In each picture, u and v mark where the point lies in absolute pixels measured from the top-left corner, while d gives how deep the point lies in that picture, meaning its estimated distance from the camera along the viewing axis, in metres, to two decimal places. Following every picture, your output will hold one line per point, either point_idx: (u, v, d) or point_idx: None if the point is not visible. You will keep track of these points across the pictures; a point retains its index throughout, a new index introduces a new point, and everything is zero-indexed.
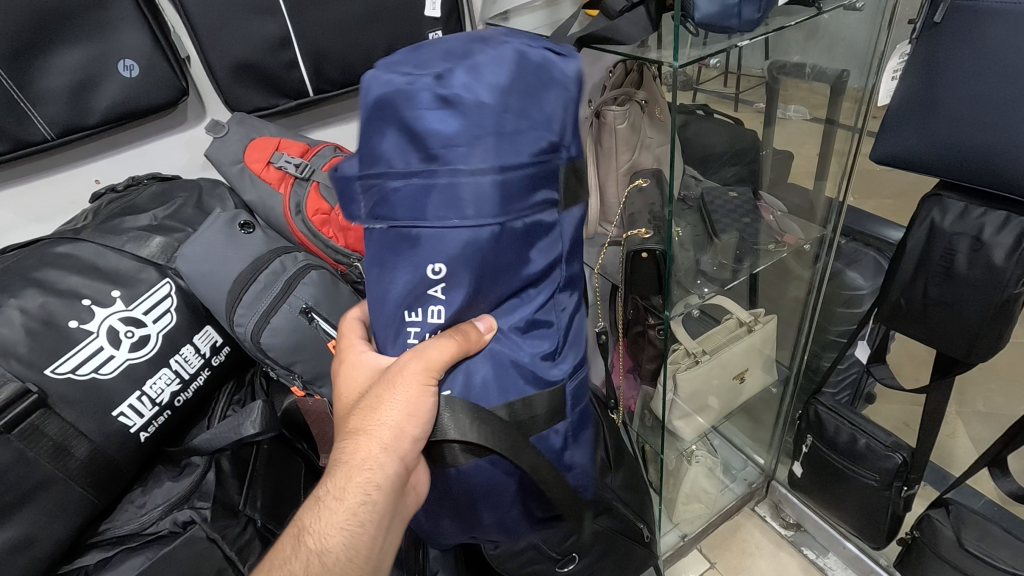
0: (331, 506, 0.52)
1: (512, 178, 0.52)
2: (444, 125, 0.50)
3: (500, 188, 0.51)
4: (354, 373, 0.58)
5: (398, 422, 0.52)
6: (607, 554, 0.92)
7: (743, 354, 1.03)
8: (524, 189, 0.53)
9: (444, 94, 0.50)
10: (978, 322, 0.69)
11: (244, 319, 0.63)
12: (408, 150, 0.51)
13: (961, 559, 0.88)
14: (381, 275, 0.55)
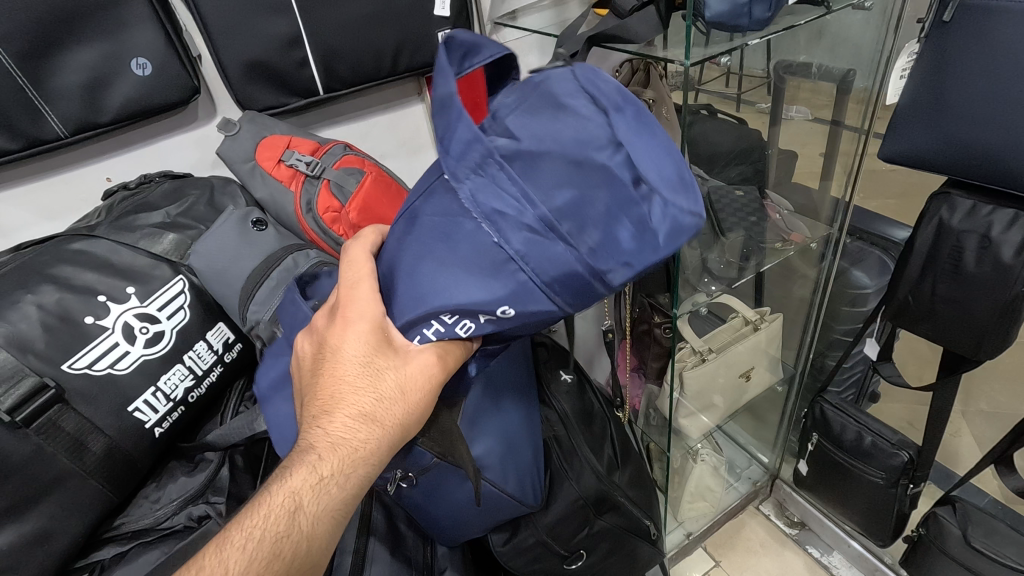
0: (328, 495, 0.48)
1: (573, 289, 0.46)
2: (606, 238, 0.44)
3: (591, 299, 0.47)
4: (351, 337, 0.50)
5: (410, 421, 0.50)
6: (614, 551, 0.92)
7: (749, 352, 1.04)
8: (576, 298, 0.47)
9: (635, 220, 0.44)
10: (986, 320, 0.70)
11: (257, 315, 0.64)
12: (561, 198, 0.44)
13: (968, 556, 0.88)
14: (445, 268, 0.47)
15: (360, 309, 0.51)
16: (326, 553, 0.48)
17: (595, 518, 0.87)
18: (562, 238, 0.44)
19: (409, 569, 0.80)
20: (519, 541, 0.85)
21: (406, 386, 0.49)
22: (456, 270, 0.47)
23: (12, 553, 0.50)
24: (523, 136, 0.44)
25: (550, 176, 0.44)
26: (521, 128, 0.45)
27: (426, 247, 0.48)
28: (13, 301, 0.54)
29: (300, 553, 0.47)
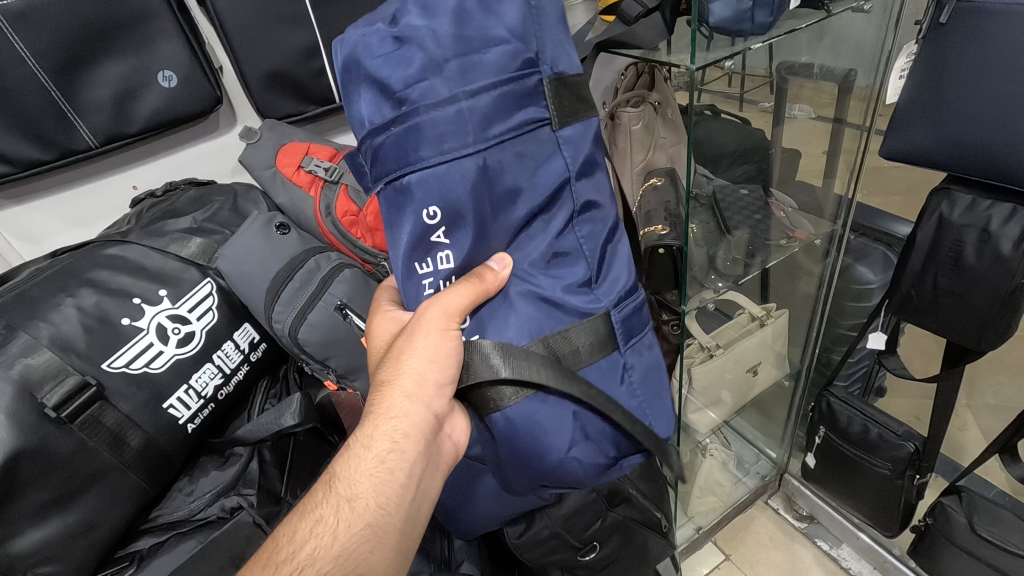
0: (361, 453, 0.54)
1: (428, 126, 0.51)
2: (407, 71, 0.50)
3: (473, 112, 0.51)
4: (380, 326, 0.61)
5: (424, 372, 0.55)
6: (628, 543, 0.94)
7: (756, 348, 1.05)
8: (440, 129, 0.51)
9: (399, 36, 0.50)
10: (987, 312, 0.72)
11: (282, 316, 0.66)
12: (372, 97, 0.52)
13: (974, 544, 0.90)
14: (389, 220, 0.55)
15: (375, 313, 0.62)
16: (375, 513, 0.52)
17: (608, 510, 0.89)
18: (412, 107, 0.51)
19: (427, 564, 0.82)
20: (534, 532, 0.88)
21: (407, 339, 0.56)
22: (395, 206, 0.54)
23: (59, 543, 0.53)
24: None
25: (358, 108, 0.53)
26: None
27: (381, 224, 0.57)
28: (55, 303, 0.57)
29: (342, 513, 0.52)
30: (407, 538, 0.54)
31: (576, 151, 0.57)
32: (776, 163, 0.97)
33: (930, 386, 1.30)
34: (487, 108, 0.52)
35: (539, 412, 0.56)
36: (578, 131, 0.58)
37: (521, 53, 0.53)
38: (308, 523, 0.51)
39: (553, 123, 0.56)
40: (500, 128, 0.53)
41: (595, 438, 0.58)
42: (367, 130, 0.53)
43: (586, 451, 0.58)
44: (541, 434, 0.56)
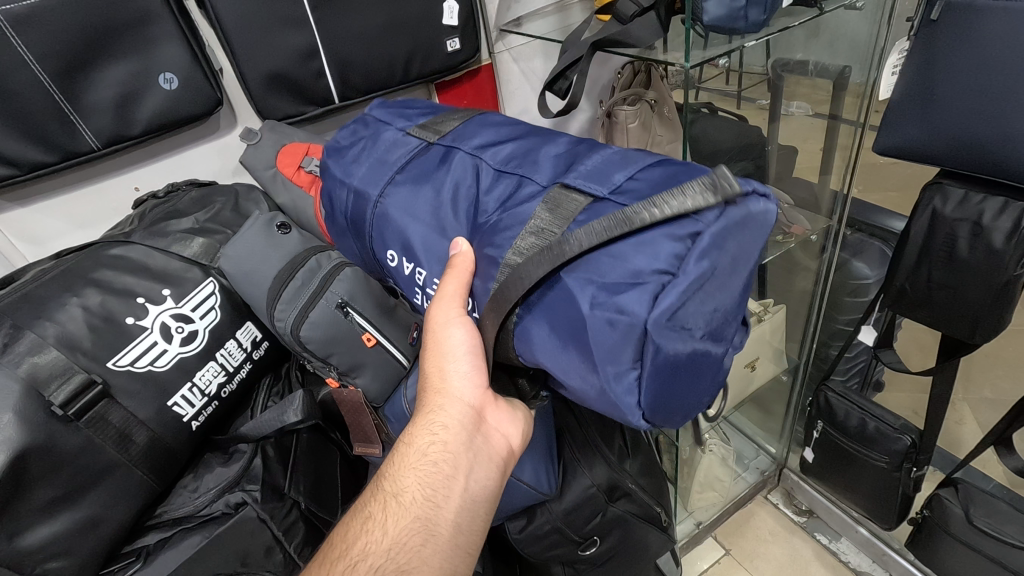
0: (405, 450, 0.55)
1: (360, 207, 0.63)
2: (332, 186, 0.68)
3: (373, 175, 0.63)
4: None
5: (445, 361, 0.55)
6: (628, 537, 0.95)
7: (754, 343, 1.07)
8: (365, 206, 0.62)
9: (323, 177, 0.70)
10: (981, 304, 0.73)
11: (285, 314, 0.67)
12: (344, 236, 0.69)
13: (970, 535, 0.91)
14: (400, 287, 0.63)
15: None
16: (422, 505, 0.52)
17: (608, 505, 0.90)
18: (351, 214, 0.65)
19: None
20: (535, 527, 0.89)
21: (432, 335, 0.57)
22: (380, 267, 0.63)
23: (67, 538, 0.54)
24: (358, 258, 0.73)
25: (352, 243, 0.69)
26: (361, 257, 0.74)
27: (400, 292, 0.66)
28: (60, 303, 0.58)
29: (391, 508, 0.52)
30: (461, 531, 0.53)
31: (468, 135, 0.61)
32: (772, 160, 0.98)
33: (925, 380, 1.31)
34: (382, 164, 0.63)
35: (533, 308, 0.49)
36: (462, 129, 0.62)
37: (388, 130, 0.67)
38: (357, 518, 0.53)
39: (430, 138, 0.62)
40: (388, 168, 0.62)
41: (618, 276, 0.44)
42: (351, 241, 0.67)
43: (623, 291, 0.43)
44: (554, 323, 0.47)
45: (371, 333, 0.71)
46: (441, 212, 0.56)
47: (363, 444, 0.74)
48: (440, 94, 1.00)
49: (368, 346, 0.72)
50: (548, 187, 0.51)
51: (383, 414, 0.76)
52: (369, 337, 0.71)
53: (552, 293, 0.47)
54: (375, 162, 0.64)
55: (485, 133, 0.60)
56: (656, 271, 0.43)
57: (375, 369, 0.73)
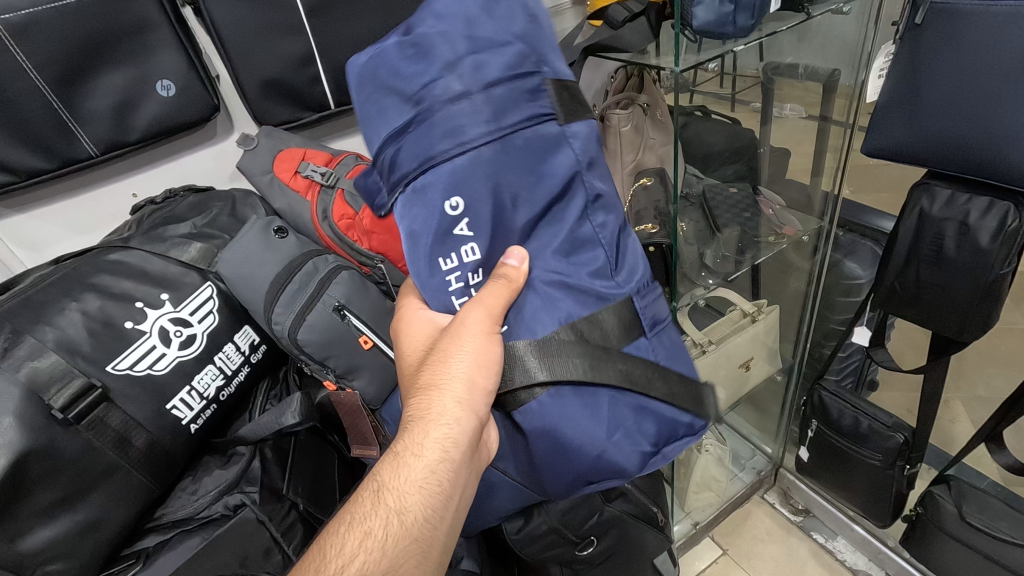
0: (410, 463, 0.52)
1: (449, 114, 0.51)
2: (416, 70, 0.52)
3: (479, 107, 0.52)
4: (416, 327, 0.59)
5: (470, 376, 0.53)
6: (625, 537, 0.96)
7: (748, 343, 1.09)
8: (454, 122, 0.51)
9: (411, 41, 0.52)
10: (969, 302, 0.74)
11: (282, 317, 0.68)
12: (383, 104, 0.53)
13: (964, 531, 0.92)
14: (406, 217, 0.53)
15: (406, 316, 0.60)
16: (427, 527, 0.51)
17: (604, 505, 0.91)
18: (427, 101, 0.52)
19: None
20: (532, 528, 0.89)
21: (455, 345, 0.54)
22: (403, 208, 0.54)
23: (67, 541, 0.54)
24: None
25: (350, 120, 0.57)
26: None
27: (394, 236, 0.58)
28: (60, 308, 0.59)
29: (395, 527, 0.50)
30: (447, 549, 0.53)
31: (586, 141, 0.57)
32: (765, 162, 0.99)
33: (917, 379, 1.33)
34: (497, 94, 0.52)
35: (567, 400, 0.53)
36: (583, 128, 0.57)
37: (524, 49, 0.54)
38: (360, 535, 0.49)
39: (559, 119, 0.56)
40: (506, 118, 0.53)
41: (632, 416, 0.54)
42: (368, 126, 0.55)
43: (631, 435, 0.54)
44: (581, 424, 0.52)
45: (367, 335, 0.71)
46: (525, 209, 0.54)
47: (361, 446, 0.75)
48: None
49: (365, 348, 0.72)
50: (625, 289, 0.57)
51: (380, 417, 0.78)
52: (366, 340, 0.72)
53: (581, 391, 0.53)
54: (506, 93, 0.53)
55: (595, 157, 0.58)
56: (650, 443, 0.55)
57: (373, 372, 0.74)
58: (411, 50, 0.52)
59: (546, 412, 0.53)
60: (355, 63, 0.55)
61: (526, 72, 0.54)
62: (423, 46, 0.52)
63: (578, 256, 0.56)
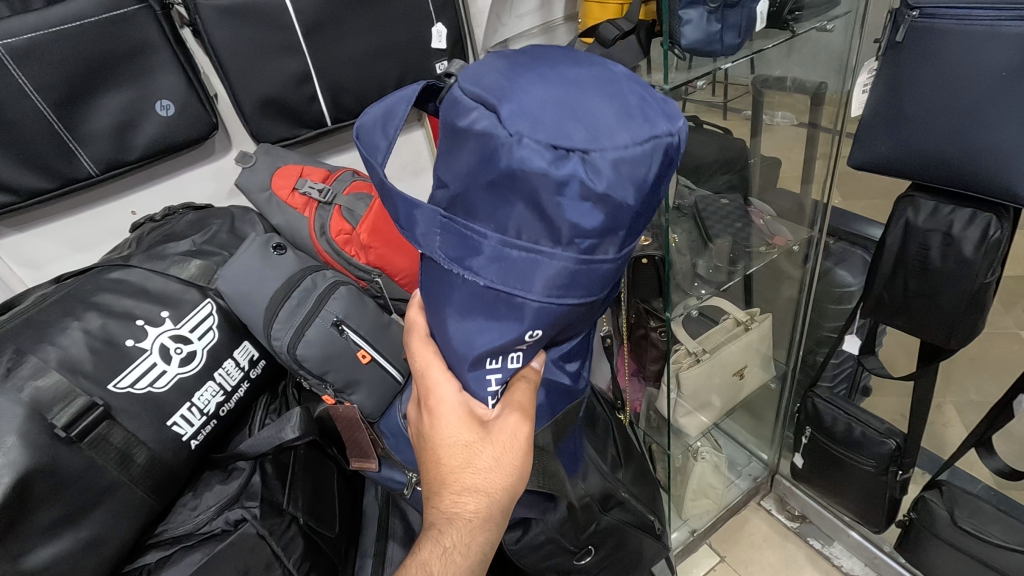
0: (454, 560, 0.56)
1: (573, 273, 0.47)
2: (578, 219, 0.46)
3: (595, 278, 0.49)
4: (445, 412, 0.56)
5: (512, 479, 0.57)
6: (622, 546, 0.97)
7: (743, 351, 1.11)
8: (566, 272, 0.47)
9: (593, 186, 0.45)
10: (956, 311, 0.75)
11: (281, 333, 0.69)
12: (512, 213, 0.47)
13: (956, 536, 0.93)
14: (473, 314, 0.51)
15: (436, 401, 0.57)
16: None
17: (602, 514, 0.92)
18: (553, 244, 0.47)
19: None
20: (530, 538, 0.89)
21: (502, 453, 0.56)
22: (474, 319, 0.51)
23: (71, 558, 0.55)
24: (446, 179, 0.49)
25: (466, 161, 0.47)
26: (454, 179, 0.48)
27: (447, 306, 0.52)
28: (61, 326, 0.59)
29: None
30: None
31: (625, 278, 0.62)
32: (756, 172, 1.01)
33: (909, 386, 1.34)
34: (616, 272, 0.51)
35: None
36: None
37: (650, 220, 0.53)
38: None
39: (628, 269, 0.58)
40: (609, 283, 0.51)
41: None
42: (482, 201, 0.47)
43: None
44: None
45: (365, 349, 0.73)
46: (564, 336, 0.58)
47: (360, 458, 0.78)
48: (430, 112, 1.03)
49: (363, 362, 0.73)
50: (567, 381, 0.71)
51: (379, 429, 0.78)
52: (364, 354, 0.73)
53: None
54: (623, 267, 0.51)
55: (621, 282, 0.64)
56: None
57: (371, 386, 0.75)
58: (581, 194, 0.45)
59: None
60: (520, 139, 0.45)
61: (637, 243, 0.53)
62: (599, 188, 0.45)
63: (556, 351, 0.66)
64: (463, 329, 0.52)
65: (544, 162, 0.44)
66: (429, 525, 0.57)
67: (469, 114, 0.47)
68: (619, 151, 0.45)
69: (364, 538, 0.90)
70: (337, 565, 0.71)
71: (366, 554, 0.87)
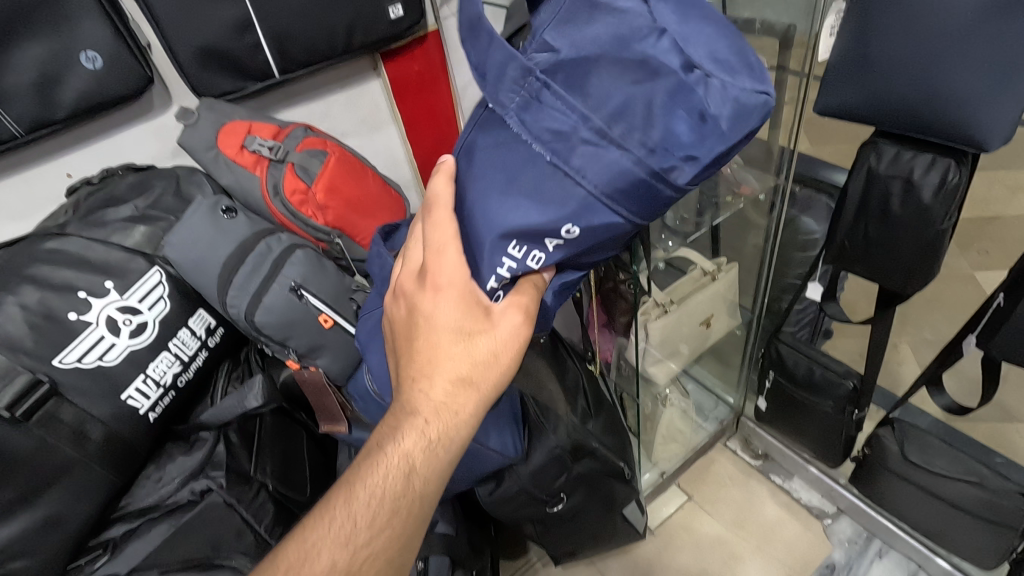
0: (435, 451, 0.53)
1: (623, 186, 0.49)
2: (674, 130, 0.47)
3: (650, 196, 0.50)
4: (445, 294, 0.53)
5: (502, 368, 0.54)
6: (592, 493, 1.00)
7: (708, 301, 1.13)
8: (621, 168, 0.49)
9: (701, 114, 0.46)
10: (913, 257, 0.77)
11: (237, 300, 0.66)
12: (611, 101, 0.48)
13: (906, 469, 0.98)
14: (529, 184, 0.51)
15: (447, 278, 0.53)
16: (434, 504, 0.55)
17: (572, 464, 0.95)
18: (615, 143, 0.48)
19: None
20: (503, 489, 0.93)
21: (497, 349, 0.53)
22: (523, 193, 0.51)
23: (27, 538, 0.54)
24: (559, 45, 0.49)
25: (596, 32, 0.48)
26: (567, 44, 0.49)
27: (495, 181, 0.53)
28: None
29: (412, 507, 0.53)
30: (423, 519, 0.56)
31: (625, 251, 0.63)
32: None
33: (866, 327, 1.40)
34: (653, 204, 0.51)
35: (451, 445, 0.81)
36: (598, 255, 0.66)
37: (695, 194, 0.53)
38: (398, 521, 0.52)
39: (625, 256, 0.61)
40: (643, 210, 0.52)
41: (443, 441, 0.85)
42: (590, 75, 0.48)
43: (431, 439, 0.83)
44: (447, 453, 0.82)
45: (328, 315, 0.71)
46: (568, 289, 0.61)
47: (329, 422, 0.78)
48: (386, 64, 0.97)
49: (326, 327, 0.71)
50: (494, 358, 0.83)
51: (348, 394, 0.77)
52: (326, 319, 0.71)
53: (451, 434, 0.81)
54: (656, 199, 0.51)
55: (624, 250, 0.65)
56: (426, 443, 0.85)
57: (335, 350, 0.74)
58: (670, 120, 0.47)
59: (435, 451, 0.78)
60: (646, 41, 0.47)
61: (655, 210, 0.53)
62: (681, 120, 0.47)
63: None
64: (504, 201, 0.52)
65: (641, 47, 0.47)
66: (412, 409, 0.53)
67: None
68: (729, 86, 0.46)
69: None
70: None
71: None
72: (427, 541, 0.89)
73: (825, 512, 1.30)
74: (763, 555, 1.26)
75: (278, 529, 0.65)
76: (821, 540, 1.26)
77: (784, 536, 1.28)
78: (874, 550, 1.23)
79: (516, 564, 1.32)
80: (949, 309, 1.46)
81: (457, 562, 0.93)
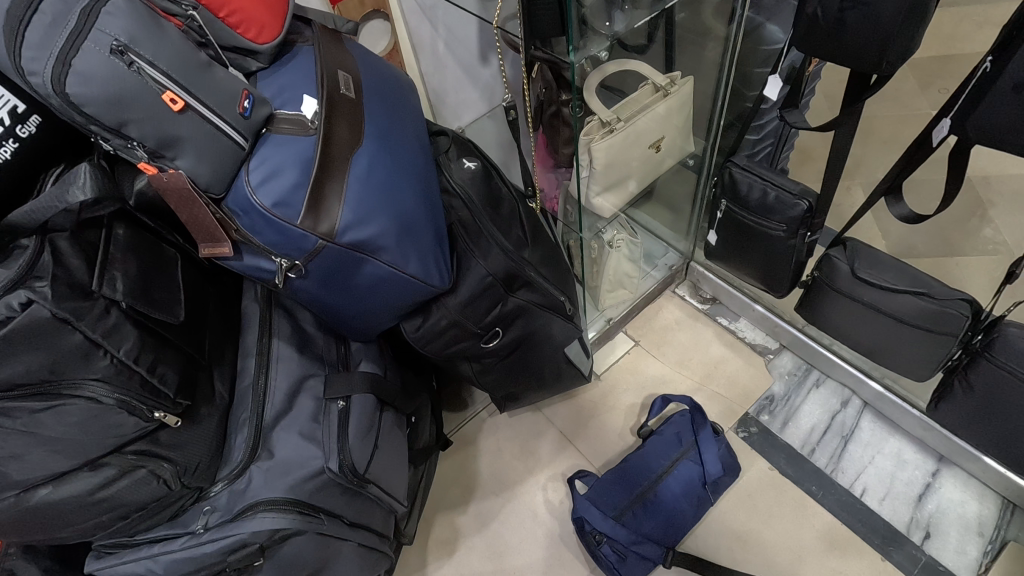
0: None
1: (653, 452, 1.13)
2: (674, 447, 1.13)
3: (650, 467, 1.12)
4: None
5: None
6: (532, 330, 0.93)
7: (660, 120, 1.01)
8: (656, 462, 1.12)
9: (689, 456, 1.12)
10: (891, 22, 0.66)
11: (38, 65, 0.52)
12: (653, 464, 1.12)
13: (853, 287, 0.94)
14: (629, 490, 1.10)
15: None
16: None
17: (507, 295, 0.88)
18: (657, 459, 1.13)
19: (321, 367, 0.81)
20: (431, 324, 0.85)
21: None
22: (634, 492, 1.10)
23: None
24: (634, 479, 1.11)
25: (644, 460, 1.13)
26: (628, 464, 1.13)
27: (631, 482, 1.11)
28: None
29: None
30: None
31: (642, 462, 1.13)
32: None
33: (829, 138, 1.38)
34: (652, 467, 1.12)
35: (351, 256, 0.69)
36: (621, 471, 1.12)
37: (687, 488, 1.09)
38: None
39: (647, 460, 1.13)
40: (660, 466, 1.12)
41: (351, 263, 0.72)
42: (637, 464, 1.12)
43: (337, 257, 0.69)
44: (345, 265, 0.69)
45: (173, 92, 0.57)
46: (641, 477, 1.11)
47: (210, 243, 0.66)
48: None
49: (175, 110, 0.57)
50: (375, 155, 0.72)
51: (227, 208, 0.65)
52: (173, 99, 0.57)
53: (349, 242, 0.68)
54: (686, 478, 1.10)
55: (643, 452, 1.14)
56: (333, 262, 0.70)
57: (198, 146, 0.59)
58: (688, 482, 1.10)
59: (338, 262, 0.69)
60: (652, 466, 1.12)
61: (649, 468, 1.12)
62: (676, 443, 1.14)
63: (378, 139, 0.73)
64: (631, 499, 1.09)
65: (663, 453, 1.13)
66: None
67: (637, 465, 1.12)
68: (683, 433, 1.14)
69: (245, 338, 0.80)
70: (188, 353, 0.67)
71: (246, 350, 0.80)
72: (347, 380, 0.80)
73: (768, 348, 1.30)
74: (706, 390, 1.26)
75: (143, 353, 0.60)
76: (763, 373, 1.27)
77: (727, 371, 1.28)
78: (812, 380, 1.25)
79: (459, 415, 1.29)
80: (898, 141, 1.41)
81: (385, 402, 0.85)
